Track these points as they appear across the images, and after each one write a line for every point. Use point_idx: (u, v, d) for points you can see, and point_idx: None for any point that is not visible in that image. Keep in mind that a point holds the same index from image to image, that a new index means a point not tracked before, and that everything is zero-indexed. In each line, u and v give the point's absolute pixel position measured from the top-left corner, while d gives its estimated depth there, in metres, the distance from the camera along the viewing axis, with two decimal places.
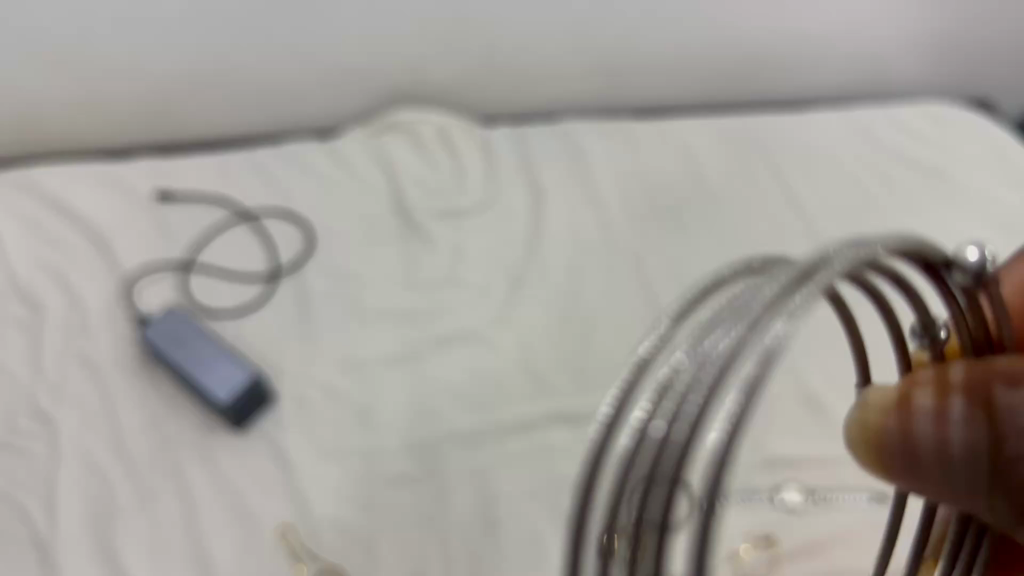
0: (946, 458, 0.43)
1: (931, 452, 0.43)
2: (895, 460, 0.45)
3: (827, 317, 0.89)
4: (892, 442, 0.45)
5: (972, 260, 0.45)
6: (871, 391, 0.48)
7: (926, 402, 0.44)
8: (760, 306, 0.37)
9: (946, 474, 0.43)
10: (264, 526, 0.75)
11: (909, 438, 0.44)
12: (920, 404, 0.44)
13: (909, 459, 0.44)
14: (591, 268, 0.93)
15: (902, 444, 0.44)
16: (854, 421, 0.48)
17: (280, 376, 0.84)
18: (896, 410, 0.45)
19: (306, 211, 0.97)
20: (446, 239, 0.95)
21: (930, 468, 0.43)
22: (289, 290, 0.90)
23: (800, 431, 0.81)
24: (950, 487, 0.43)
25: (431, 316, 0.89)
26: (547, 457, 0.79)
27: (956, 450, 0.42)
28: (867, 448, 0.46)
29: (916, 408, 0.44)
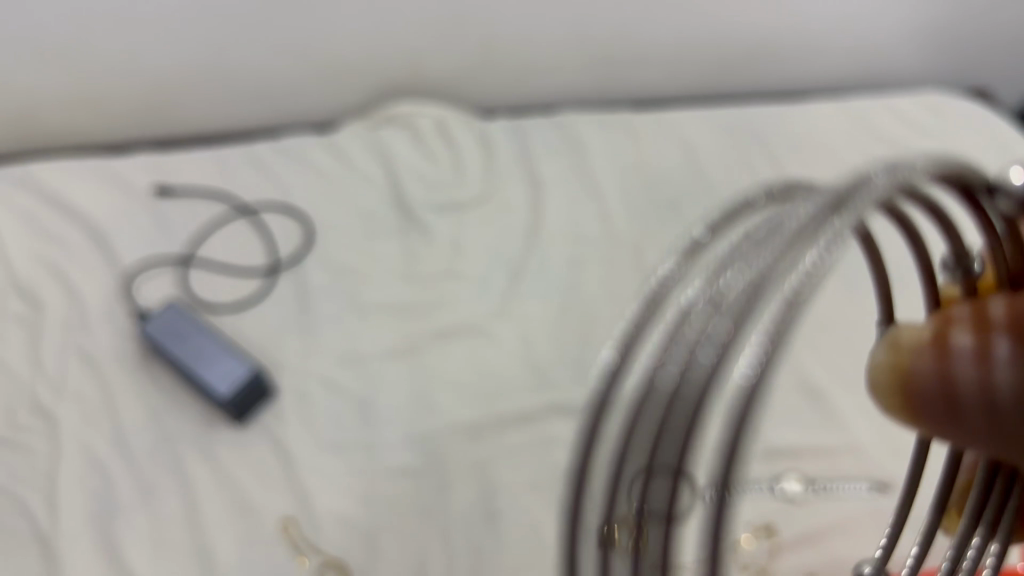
0: (989, 405, 0.37)
1: (971, 396, 0.37)
2: (924, 405, 0.39)
3: (826, 308, 0.89)
4: (922, 386, 0.39)
5: (1018, 183, 0.44)
6: (898, 333, 0.43)
7: (964, 339, 0.38)
8: (792, 240, 0.36)
9: (985, 423, 0.37)
10: (265, 519, 0.75)
11: (943, 380, 0.38)
12: (958, 342, 0.38)
13: (944, 404, 0.38)
14: (590, 260, 0.93)
15: (936, 387, 0.39)
16: (880, 368, 0.42)
17: (280, 371, 0.84)
18: (926, 349, 0.40)
19: (306, 205, 0.97)
20: (445, 231, 0.95)
21: (965, 415, 0.38)
22: (288, 284, 0.90)
23: (801, 421, 0.81)
24: (989, 436, 0.38)
25: (430, 308, 0.89)
26: (547, 449, 0.80)
27: (1003, 395, 0.36)
28: (895, 392, 0.41)
29: (952, 345, 0.38)
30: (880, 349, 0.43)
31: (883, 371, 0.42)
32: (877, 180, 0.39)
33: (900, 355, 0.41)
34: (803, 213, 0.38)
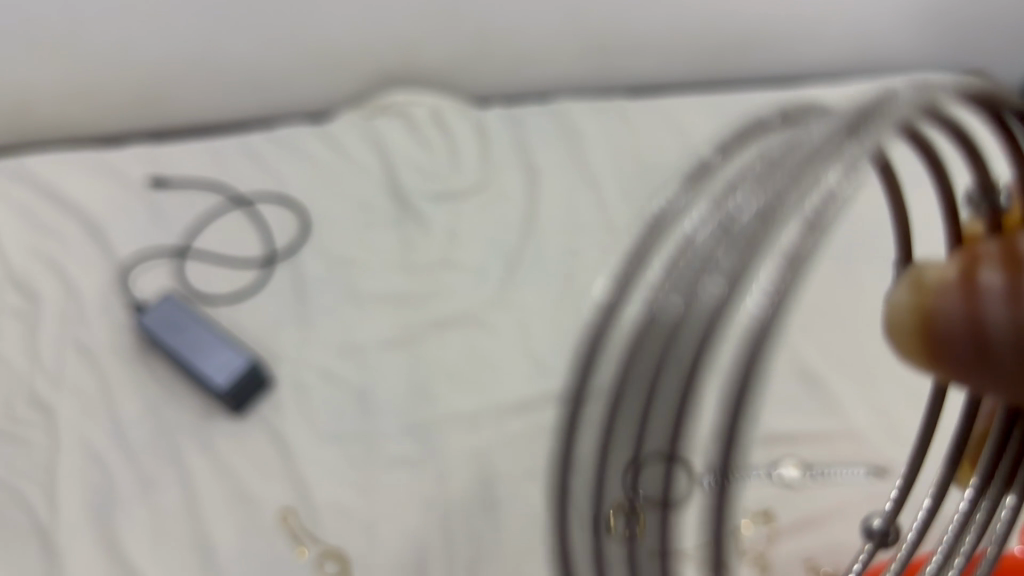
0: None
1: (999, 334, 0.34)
2: (950, 345, 0.37)
3: (823, 294, 0.89)
4: (944, 325, 0.37)
5: None
6: (923, 269, 0.40)
7: (994, 275, 0.35)
8: (810, 164, 0.37)
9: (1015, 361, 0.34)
10: (265, 509, 0.75)
11: (968, 318, 0.35)
12: (985, 280, 0.35)
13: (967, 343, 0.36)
14: (586, 248, 0.93)
15: (959, 326, 0.36)
16: (903, 310, 0.39)
17: (278, 362, 0.84)
18: (953, 287, 0.37)
19: (302, 196, 0.96)
20: (441, 220, 0.95)
21: (991, 355, 0.35)
22: (284, 275, 0.90)
23: (799, 407, 0.81)
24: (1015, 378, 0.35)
25: (427, 298, 0.89)
26: (545, 437, 0.80)
27: None
28: (915, 331, 0.38)
29: (979, 283, 0.36)
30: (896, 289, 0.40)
31: (902, 309, 0.39)
32: (900, 100, 0.39)
33: (921, 294, 0.38)
34: (828, 136, 0.38)
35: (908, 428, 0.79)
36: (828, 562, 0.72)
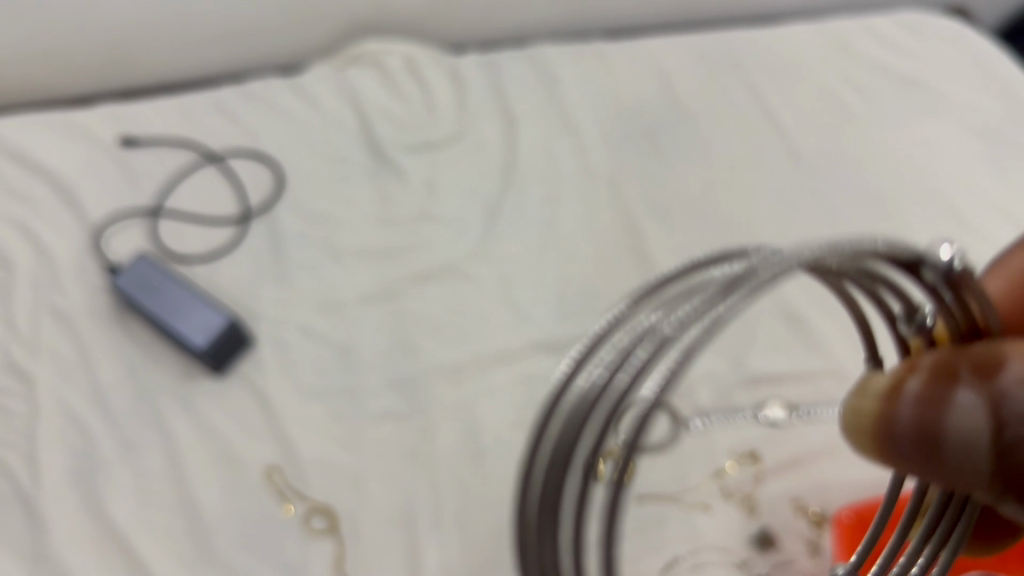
0: (892, 434, 0.44)
1: (954, 436, 0.41)
2: (918, 445, 0.43)
3: (807, 233, 0.88)
4: (916, 424, 0.43)
5: (944, 260, 0.43)
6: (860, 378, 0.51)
7: (954, 385, 0.42)
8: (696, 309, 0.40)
9: (964, 464, 0.40)
10: (251, 468, 0.75)
11: (933, 418, 0.42)
12: (946, 394, 0.42)
13: (934, 444, 0.42)
14: (567, 197, 0.91)
15: (928, 426, 0.42)
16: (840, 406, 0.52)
17: (257, 320, 0.82)
18: (924, 391, 0.43)
19: (274, 151, 0.94)
20: (419, 173, 0.93)
21: (949, 455, 0.41)
22: (260, 231, 0.88)
23: (784, 349, 0.80)
24: (971, 474, 0.40)
25: (407, 251, 0.87)
26: (529, 387, 0.79)
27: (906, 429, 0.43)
28: (885, 435, 0.45)
29: (947, 395, 0.42)
30: (859, 398, 0.48)
31: (878, 416, 0.45)
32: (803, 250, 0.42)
33: (893, 399, 0.45)
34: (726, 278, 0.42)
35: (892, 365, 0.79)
36: (816, 500, 0.72)
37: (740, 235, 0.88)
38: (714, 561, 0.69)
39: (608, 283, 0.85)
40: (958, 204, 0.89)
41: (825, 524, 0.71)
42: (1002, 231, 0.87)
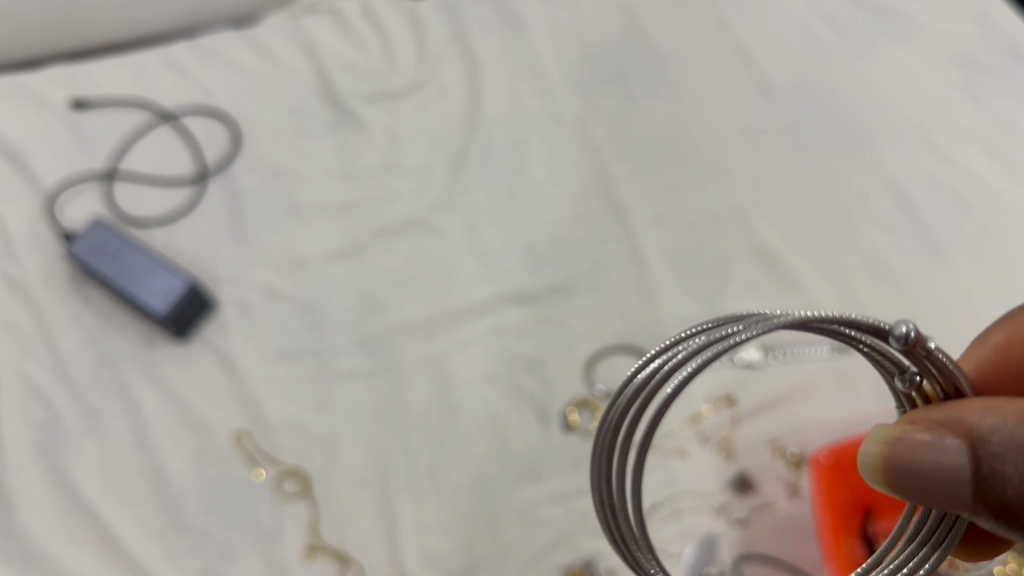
0: (883, 475, 0.44)
1: (939, 469, 0.41)
2: (908, 482, 0.43)
3: (781, 170, 0.85)
4: (906, 464, 0.43)
5: (899, 334, 0.42)
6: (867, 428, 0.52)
7: (938, 429, 0.42)
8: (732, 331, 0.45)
9: (949, 498, 0.41)
10: (219, 433, 0.73)
11: (921, 457, 0.42)
12: (929, 436, 0.42)
13: (921, 479, 0.42)
14: (534, 143, 0.88)
15: (917, 464, 0.42)
16: None
17: (219, 282, 0.80)
18: (913, 435, 0.43)
19: (229, 105, 0.90)
20: (380, 124, 0.89)
21: (935, 488, 0.41)
22: (218, 190, 0.85)
23: (758, 290, 0.79)
24: (953, 502, 0.41)
25: (371, 206, 0.84)
26: (501, 339, 0.77)
27: (895, 469, 0.43)
28: (883, 477, 0.44)
29: (931, 435, 0.42)
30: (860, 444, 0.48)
31: (872, 458, 0.45)
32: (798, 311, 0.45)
33: (885, 441, 0.45)
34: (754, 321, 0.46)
35: (866, 299, 0.77)
36: (793, 441, 0.71)
37: (712, 175, 0.85)
38: (690, 506, 0.68)
39: (578, 229, 0.83)
40: (931, 137, 0.86)
41: (804, 465, 0.69)
42: (977, 160, 0.84)
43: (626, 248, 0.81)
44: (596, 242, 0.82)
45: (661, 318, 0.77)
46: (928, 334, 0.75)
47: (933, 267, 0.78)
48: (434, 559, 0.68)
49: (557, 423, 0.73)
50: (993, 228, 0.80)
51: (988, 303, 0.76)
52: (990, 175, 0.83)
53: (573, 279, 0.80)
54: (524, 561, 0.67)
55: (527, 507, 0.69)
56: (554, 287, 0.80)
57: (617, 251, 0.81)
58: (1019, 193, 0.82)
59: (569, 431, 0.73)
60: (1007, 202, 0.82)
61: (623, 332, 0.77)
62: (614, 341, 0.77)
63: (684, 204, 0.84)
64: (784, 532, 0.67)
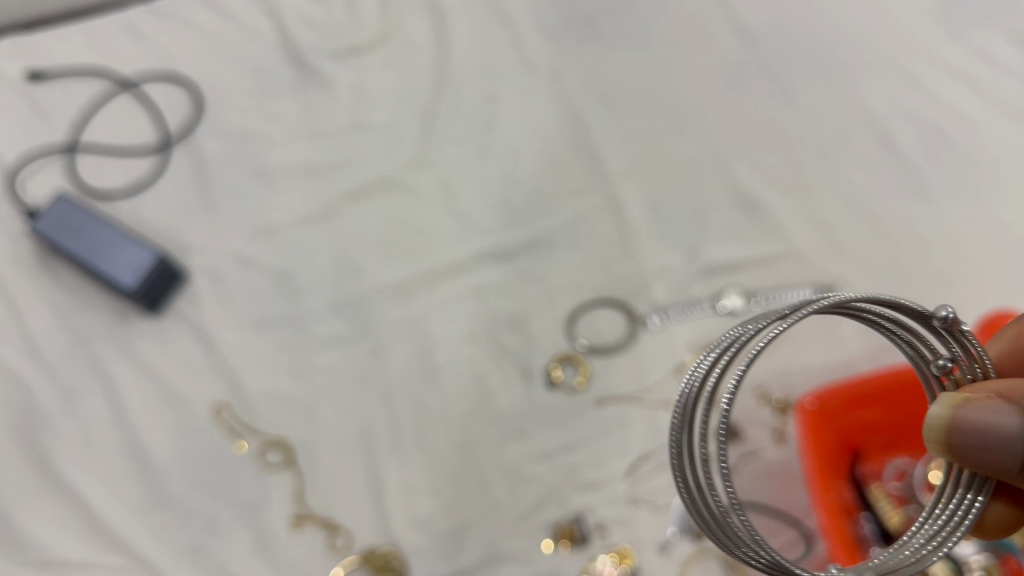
0: (942, 442, 0.43)
1: (1009, 440, 0.40)
2: (971, 449, 0.41)
3: (759, 113, 0.83)
4: (968, 430, 0.41)
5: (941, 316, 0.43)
6: None
7: (997, 400, 0.41)
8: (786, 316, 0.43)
9: (1015, 467, 0.40)
10: (198, 406, 0.72)
11: (985, 424, 0.41)
12: (989, 400, 0.41)
13: (987, 449, 0.41)
14: (506, 95, 0.85)
15: (979, 430, 0.41)
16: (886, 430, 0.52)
17: (189, 253, 0.78)
18: (972, 403, 0.42)
19: (190, 69, 0.86)
20: (346, 81, 0.86)
21: (1002, 458, 0.40)
22: (184, 158, 0.82)
23: (739, 236, 0.77)
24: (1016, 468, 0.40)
25: (341, 167, 0.82)
26: (481, 298, 0.76)
27: (956, 434, 0.42)
28: (941, 440, 0.43)
29: (994, 403, 0.41)
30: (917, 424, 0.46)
31: (934, 420, 0.43)
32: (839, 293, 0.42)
33: (950, 407, 0.42)
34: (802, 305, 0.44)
35: (848, 239, 0.76)
36: (778, 387, 0.70)
37: (689, 121, 0.83)
38: None
39: (554, 182, 0.81)
40: (911, 71, 0.83)
41: (789, 410, 0.69)
42: (956, 94, 0.82)
43: (603, 198, 0.80)
44: (573, 194, 0.80)
45: (641, 271, 0.76)
46: (911, 273, 0.74)
47: (915, 205, 0.77)
48: (422, 521, 0.67)
49: (541, 379, 0.72)
50: (977, 162, 0.79)
51: (970, 238, 0.75)
52: (971, 108, 0.81)
53: (552, 233, 0.78)
54: (512, 520, 0.67)
55: (514, 466, 0.69)
56: (533, 242, 0.78)
57: (595, 202, 0.80)
58: (1000, 124, 0.80)
59: (553, 387, 0.71)
60: (988, 135, 0.80)
61: (603, 285, 0.76)
62: (594, 294, 0.76)
63: (662, 151, 0.82)
64: (773, 479, 0.67)
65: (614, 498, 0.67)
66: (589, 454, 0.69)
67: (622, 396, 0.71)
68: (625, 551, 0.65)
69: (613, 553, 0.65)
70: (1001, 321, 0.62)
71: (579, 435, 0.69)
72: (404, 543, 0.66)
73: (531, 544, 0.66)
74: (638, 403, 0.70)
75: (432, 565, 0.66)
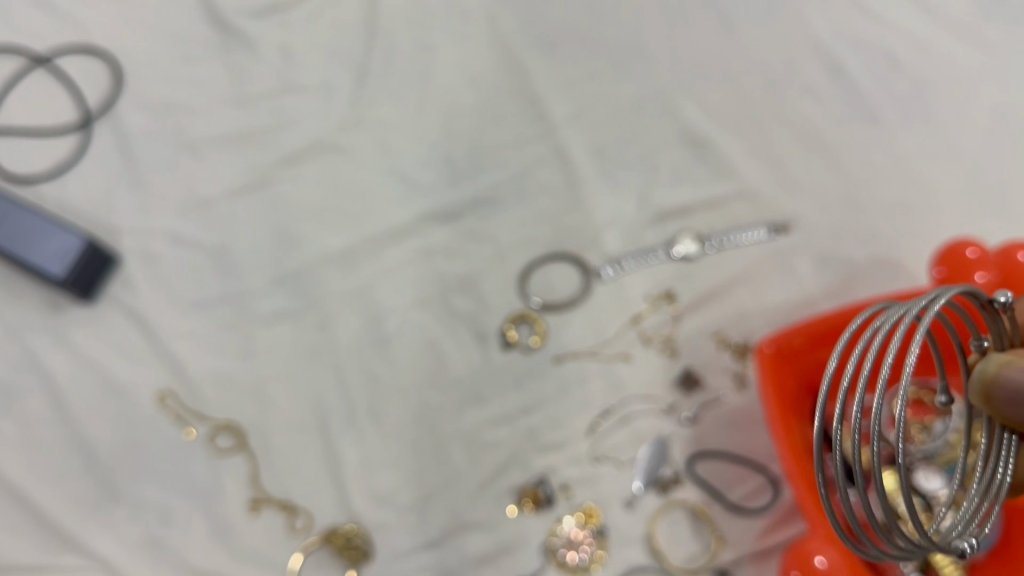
0: (984, 397, 0.42)
1: None
2: (1012, 408, 0.41)
3: (705, 45, 0.79)
4: (1010, 390, 0.41)
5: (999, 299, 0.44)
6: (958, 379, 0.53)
7: None
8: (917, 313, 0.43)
9: None
10: (143, 395, 0.69)
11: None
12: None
13: None
14: (440, 43, 0.81)
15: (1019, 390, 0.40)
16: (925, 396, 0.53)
17: (119, 236, 0.74)
18: (1018, 363, 0.41)
19: (105, 38, 0.81)
20: (271, 40, 0.81)
21: None
22: (106, 135, 0.78)
23: (688, 178, 0.75)
24: None
25: (272, 132, 0.78)
26: (428, 261, 0.73)
27: (998, 392, 0.41)
28: (983, 393, 0.42)
29: None
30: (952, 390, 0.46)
31: (981, 374, 0.42)
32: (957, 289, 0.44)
33: (993, 364, 0.42)
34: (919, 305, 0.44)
35: (800, 174, 0.74)
36: (737, 331, 0.69)
37: (633, 59, 0.80)
38: (639, 411, 0.67)
39: (497, 135, 0.78)
40: None
41: (749, 353, 0.68)
42: (904, 14, 0.79)
43: (548, 148, 0.77)
44: (517, 146, 0.77)
45: (591, 221, 0.74)
46: (866, 204, 0.73)
47: (867, 132, 0.76)
48: (383, 496, 0.65)
49: (495, 341, 0.70)
50: (927, 84, 0.77)
51: (922, 164, 0.74)
52: (920, 27, 0.79)
53: (498, 188, 0.75)
54: (474, 487, 0.65)
55: (473, 433, 0.67)
56: (479, 198, 0.75)
57: (540, 152, 0.77)
58: (949, 42, 0.78)
59: (508, 348, 0.69)
60: (938, 54, 0.78)
61: (554, 238, 0.73)
62: (544, 249, 0.73)
63: (605, 93, 0.79)
64: (734, 426, 0.67)
65: (577, 456, 0.66)
66: (549, 415, 0.67)
67: (579, 351, 0.69)
68: (591, 510, 0.64)
69: (579, 513, 0.64)
70: (960, 248, 0.61)
71: (538, 395, 0.68)
72: (366, 519, 0.65)
73: (495, 511, 0.64)
74: (597, 357, 0.69)
75: (396, 540, 0.64)
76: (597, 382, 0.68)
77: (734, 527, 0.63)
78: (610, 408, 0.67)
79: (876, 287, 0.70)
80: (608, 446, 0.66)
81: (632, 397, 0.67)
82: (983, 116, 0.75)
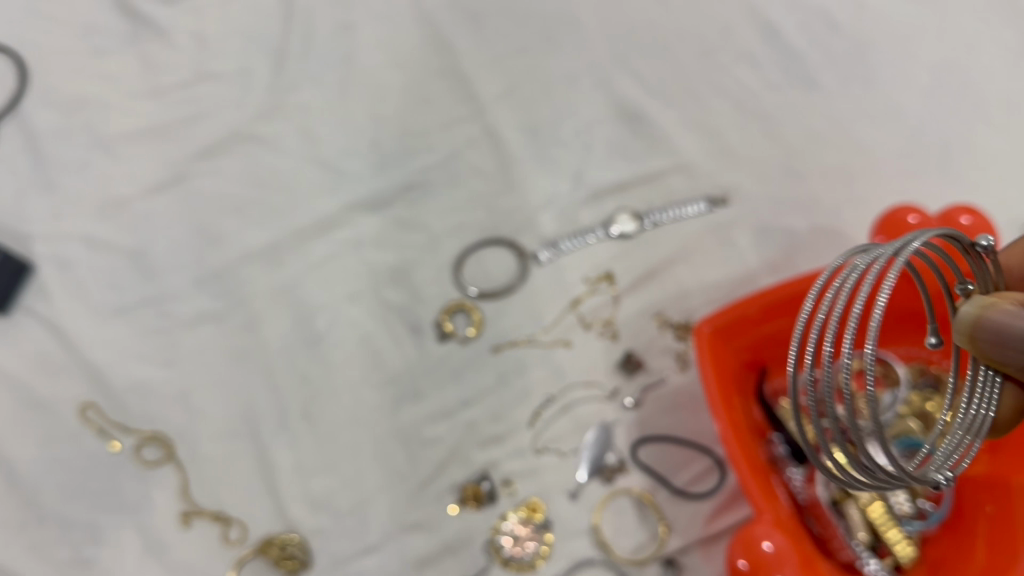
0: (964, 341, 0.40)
1: None
2: (993, 349, 0.38)
3: (636, 13, 0.77)
4: (991, 331, 0.38)
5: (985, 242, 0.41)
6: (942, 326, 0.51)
7: None
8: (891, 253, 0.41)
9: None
10: (63, 410, 0.65)
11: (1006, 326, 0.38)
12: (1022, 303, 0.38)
13: (1007, 346, 0.37)
14: (362, 21, 0.77)
15: (1000, 332, 0.38)
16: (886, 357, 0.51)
17: (32, 242, 0.70)
18: (1003, 305, 0.38)
19: (7, 34, 0.76)
20: (183, 28, 0.77)
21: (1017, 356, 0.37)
22: (13, 135, 0.73)
23: (624, 153, 0.73)
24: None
25: (188, 124, 0.74)
26: (358, 253, 0.70)
27: (978, 334, 0.39)
28: (963, 334, 0.40)
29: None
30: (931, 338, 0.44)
31: (961, 319, 0.40)
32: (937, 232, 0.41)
33: (974, 306, 0.40)
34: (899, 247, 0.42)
35: (738, 144, 0.72)
36: (677, 310, 0.67)
37: (563, 32, 0.77)
38: (580, 398, 0.65)
39: (424, 117, 0.74)
40: None
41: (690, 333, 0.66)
42: None
43: (479, 128, 0.74)
44: (446, 128, 0.74)
45: (525, 203, 0.71)
46: (806, 171, 0.71)
47: (805, 95, 0.73)
48: (321, 502, 0.63)
49: (431, 333, 0.67)
50: (864, 45, 0.75)
51: (862, 127, 0.72)
52: None
53: (427, 173, 0.73)
54: (415, 486, 0.63)
55: (411, 430, 0.64)
56: (407, 185, 0.72)
57: (470, 133, 0.74)
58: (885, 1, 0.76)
59: (444, 339, 0.67)
60: (874, 13, 0.76)
61: (488, 223, 0.71)
62: (478, 235, 0.71)
63: (536, 69, 0.76)
64: (678, 409, 0.65)
65: (520, 448, 0.64)
66: (489, 407, 0.65)
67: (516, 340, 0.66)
68: (536, 504, 0.62)
69: (522, 509, 0.62)
70: (901, 215, 0.59)
71: (477, 388, 0.65)
72: (303, 526, 0.62)
73: (437, 510, 0.62)
74: (534, 346, 0.66)
75: (335, 546, 0.61)
76: (536, 370, 0.66)
77: (681, 513, 0.61)
78: (550, 396, 0.65)
79: (819, 257, 0.68)
80: (548, 437, 0.64)
81: (570, 384, 0.65)
82: (924, 74, 0.73)
